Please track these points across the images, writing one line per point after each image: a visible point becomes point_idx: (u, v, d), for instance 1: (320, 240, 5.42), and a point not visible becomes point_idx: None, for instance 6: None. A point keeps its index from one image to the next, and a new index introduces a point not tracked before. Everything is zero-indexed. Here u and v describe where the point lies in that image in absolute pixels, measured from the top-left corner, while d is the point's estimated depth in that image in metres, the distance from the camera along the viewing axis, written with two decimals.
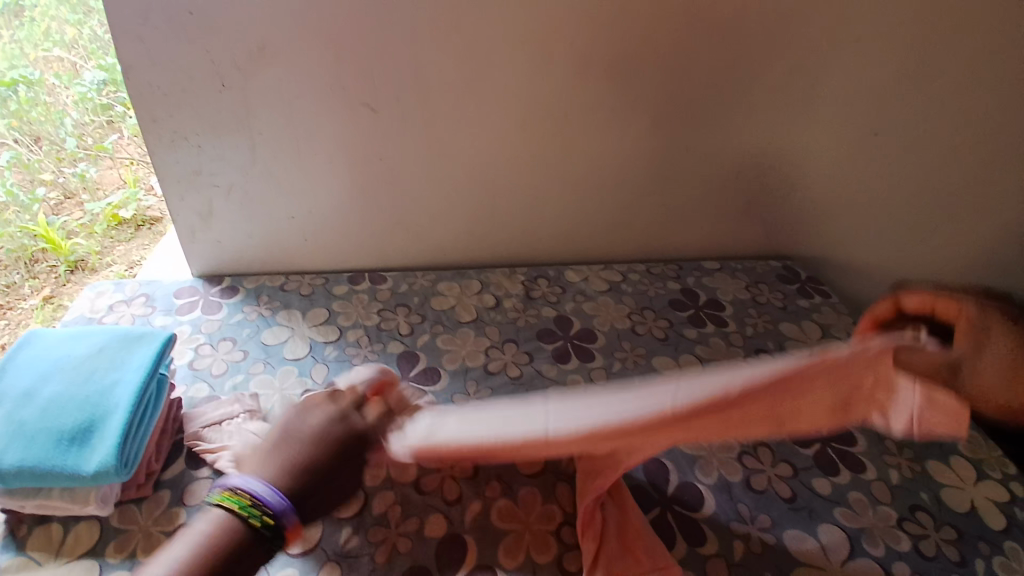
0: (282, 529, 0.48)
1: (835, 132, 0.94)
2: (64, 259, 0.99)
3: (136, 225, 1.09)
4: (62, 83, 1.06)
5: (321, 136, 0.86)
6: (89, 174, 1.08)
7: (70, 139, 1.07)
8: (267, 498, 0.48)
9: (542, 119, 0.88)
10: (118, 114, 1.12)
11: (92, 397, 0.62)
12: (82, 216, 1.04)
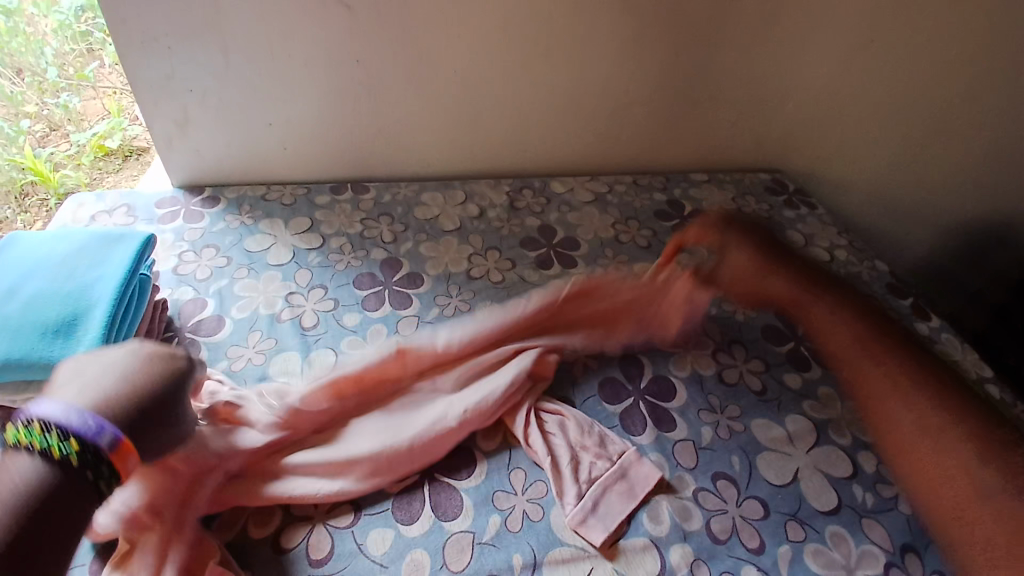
0: (97, 449, 0.44)
1: (830, 32, 0.90)
2: (54, 191, 0.98)
3: (123, 156, 1.06)
4: (40, 11, 0.98)
5: (296, 37, 0.83)
6: (73, 105, 1.03)
7: (52, 69, 1.00)
8: (74, 424, 0.44)
9: (525, 17, 0.85)
10: (98, 41, 1.04)
11: (75, 293, 0.64)
12: (68, 147, 1.02)
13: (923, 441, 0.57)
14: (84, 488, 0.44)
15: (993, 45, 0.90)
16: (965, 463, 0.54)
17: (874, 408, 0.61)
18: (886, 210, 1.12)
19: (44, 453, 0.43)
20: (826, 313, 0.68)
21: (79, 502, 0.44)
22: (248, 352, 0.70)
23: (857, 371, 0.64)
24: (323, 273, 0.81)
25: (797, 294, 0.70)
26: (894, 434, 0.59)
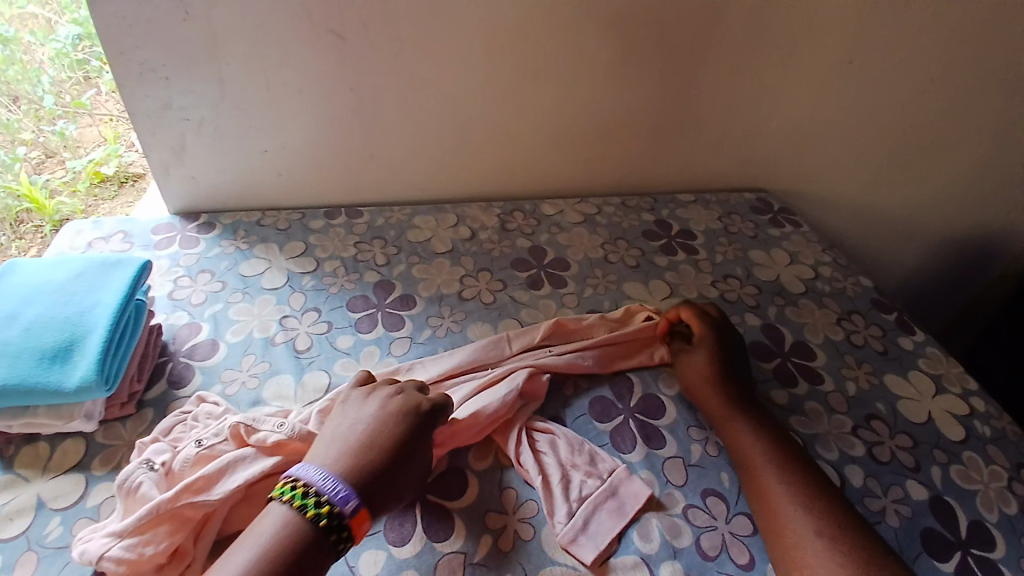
0: (344, 514, 0.50)
1: (808, 57, 0.93)
2: (49, 218, 1.00)
3: (119, 182, 1.10)
4: (37, 40, 0.98)
5: (291, 65, 0.85)
6: (69, 132, 1.04)
7: (48, 96, 1.01)
8: (333, 492, 0.51)
9: (512, 44, 0.87)
10: (94, 69, 1.04)
11: (72, 318, 0.66)
12: (64, 174, 1.03)
13: (802, 546, 0.56)
14: (328, 551, 0.49)
15: (963, 66, 0.93)
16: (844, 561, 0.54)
17: (765, 514, 0.59)
18: (871, 226, 1.14)
19: (303, 510, 0.50)
20: (741, 420, 0.67)
21: (324, 559, 0.49)
22: (241, 376, 0.70)
23: (753, 477, 0.62)
24: (317, 296, 0.82)
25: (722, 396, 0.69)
26: (782, 538, 0.57)
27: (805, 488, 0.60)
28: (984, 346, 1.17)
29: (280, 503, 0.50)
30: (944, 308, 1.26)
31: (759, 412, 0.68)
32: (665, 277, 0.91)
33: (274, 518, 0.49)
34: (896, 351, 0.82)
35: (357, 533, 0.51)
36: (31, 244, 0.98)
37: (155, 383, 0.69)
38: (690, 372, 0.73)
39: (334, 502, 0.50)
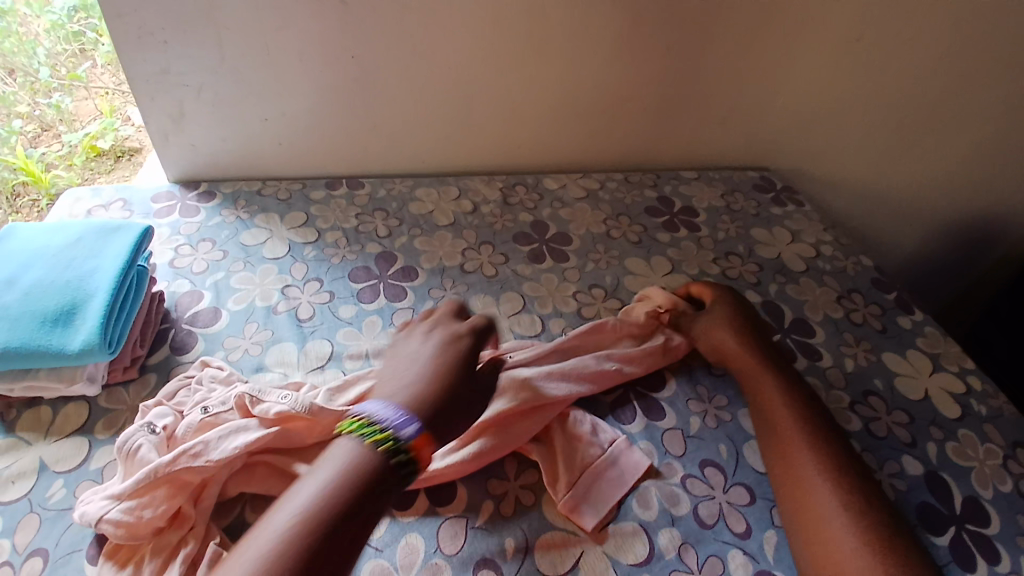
0: (405, 440, 0.51)
1: (816, 33, 0.91)
2: (46, 192, 0.99)
3: (116, 156, 1.08)
4: (33, 12, 0.96)
5: (291, 31, 0.84)
6: (65, 105, 1.02)
7: (44, 69, 0.99)
8: (396, 423, 0.52)
9: (516, 14, 0.86)
10: (90, 41, 1.03)
11: (73, 283, 0.65)
12: (59, 147, 1.02)
13: (822, 518, 0.55)
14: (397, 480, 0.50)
15: (970, 45, 0.92)
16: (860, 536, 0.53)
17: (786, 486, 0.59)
18: (873, 206, 1.14)
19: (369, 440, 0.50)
20: (775, 388, 0.66)
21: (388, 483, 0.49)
22: (244, 343, 0.70)
23: (781, 445, 0.62)
24: (319, 265, 0.82)
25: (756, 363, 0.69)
26: (804, 509, 0.57)
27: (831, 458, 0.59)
28: (987, 322, 1.17)
29: (347, 438, 0.51)
30: (943, 290, 1.26)
31: (795, 382, 0.67)
32: (667, 253, 0.91)
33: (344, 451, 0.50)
34: (895, 329, 0.83)
35: (420, 458, 0.51)
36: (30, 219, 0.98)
37: (157, 349, 0.69)
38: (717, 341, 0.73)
39: (396, 432, 0.51)
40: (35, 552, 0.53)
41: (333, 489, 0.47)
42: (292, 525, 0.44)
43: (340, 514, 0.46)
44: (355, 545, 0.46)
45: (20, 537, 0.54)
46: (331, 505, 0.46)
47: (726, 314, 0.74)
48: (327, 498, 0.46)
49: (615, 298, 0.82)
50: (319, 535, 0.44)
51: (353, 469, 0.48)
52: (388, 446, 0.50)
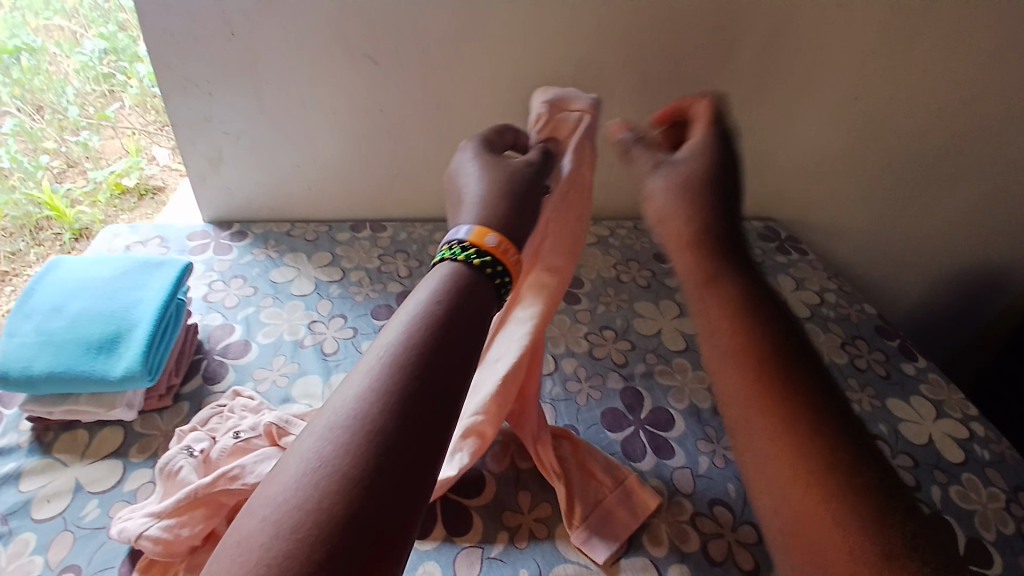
0: (468, 239, 0.46)
1: (817, 97, 0.97)
2: (69, 227, 1.05)
3: (138, 194, 1.18)
4: (63, 51, 1.04)
5: (325, 86, 0.91)
6: (92, 143, 1.09)
7: (73, 107, 1.06)
8: (450, 237, 0.47)
9: (534, 75, 0.92)
10: (118, 83, 1.12)
11: (117, 312, 0.70)
12: (85, 183, 1.09)
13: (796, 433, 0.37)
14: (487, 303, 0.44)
15: (966, 110, 0.98)
16: (830, 461, 0.35)
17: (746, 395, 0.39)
18: (876, 255, 1.18)
19: (444, 259, 0.45)
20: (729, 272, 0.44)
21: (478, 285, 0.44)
22: (272, 374, 0.74)
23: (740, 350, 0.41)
24: (343, 302, 0.86)
25: (694, 238, 0.46)
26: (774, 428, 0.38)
27: (774, 363, 0.40)
28: (1004, 365, 1.17)
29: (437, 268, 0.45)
30: (948, 339, 1.28)
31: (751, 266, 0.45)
32: (675, 297, 0.94)
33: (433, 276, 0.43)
34: (899, 376, 0.85)
35: (489, 246, 0.46)
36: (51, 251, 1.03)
37: (190, 378, 0.73)
38: (670, 209, 0.49)
39: (454, 242, 0.46)
40: (67, 569, 0.56)
41: (427, 312, 0.39)
42: (398, 338, 0.37)
43: (441, 338, 0.38)
44: (466, 372, 0.38)
45: (54, 553, 0.57)
46: (428, 328, 0.38)
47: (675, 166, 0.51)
48: (423, 321, 0.38)
49: (626, 339, 0.86)
50: (424, 355, 0.36)
51: (442, 299, 0.41)
52: (471, 259, 0.45)
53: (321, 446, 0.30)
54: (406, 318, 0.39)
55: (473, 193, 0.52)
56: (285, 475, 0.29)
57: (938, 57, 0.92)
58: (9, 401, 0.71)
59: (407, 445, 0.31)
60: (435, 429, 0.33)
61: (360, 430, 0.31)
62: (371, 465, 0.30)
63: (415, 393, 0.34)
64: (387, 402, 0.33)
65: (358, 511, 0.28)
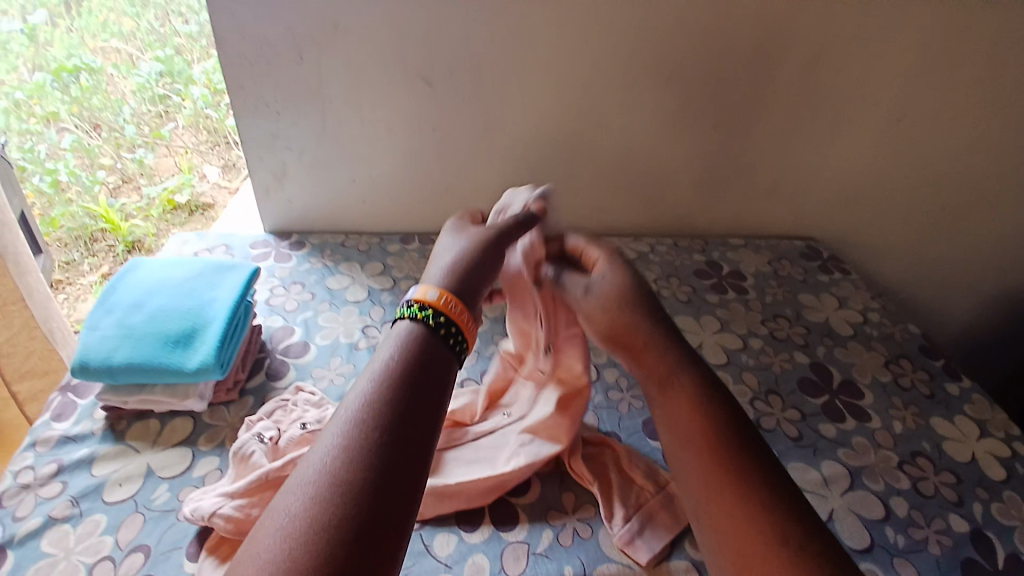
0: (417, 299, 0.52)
1: (862, 118, 0.98)
2: (123, 240, 1.40)
3: (189, 211, 1.45)
4: (121, 73, 1.43)
5: (381, 107, 0.97)
6: (146, 160, 1.47)
7: (128, 126, 1.45)
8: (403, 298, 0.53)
9: (580, 95, 0.96)
10: (172, 104, 1.47)
11: (193, 310, 0.75)
12: (140, 200, 1.44)
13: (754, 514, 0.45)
14: (448, 353, 0.49)
15: (1016, 130, 0.98)
16: (782, 540, 0.43)
17: (705, 490, 0.48)
18: (920, 277, 1.17)
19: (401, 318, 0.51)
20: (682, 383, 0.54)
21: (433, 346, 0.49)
22: (330, 374, 0.78)
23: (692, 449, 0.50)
24: (395, 309, 0.90)
25: (655, 350, 0.57)
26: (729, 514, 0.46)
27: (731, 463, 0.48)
28: None
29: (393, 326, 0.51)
30: (998, 365, 1.25)
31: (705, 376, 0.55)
32: (716, 313, 0.96)
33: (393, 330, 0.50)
34: (943, 395, 0.84)
35: (436, 302, 0.51)
36: (101, 260, 1.39)
37: (254, 375, 0.78)
38: (603, 319, 0.60)
39: (405, 302, 0.52)
40: (138, 548, 0.59)
41: (388, 368, 0.45)
42: (363, 394, 0.43)
43: (400, 392, 0.44)
44: (430, 424, 0.44)
45: (123, 534, 0.60)
46: (388, 383, 0.44)
47: (606, 286, 0.61)
48: (383, 377, 0.45)
49: None
50: (389, 411, 0.42)
51: (403, 353, 0.47)
52: (416, 314, 0.50)
53: (294, 503, 0.37)
54: (370, 374, 0.45)
55: (439, 258, 0.59)
56: (267, 528, 0.36)
57: (987, 78, 0.93)
58: (84, 392, 0.77)
59: (372, 494, 0.38)
60: (399, 475, 0.40)
61: (327, 485, 0.38)
62: (339, 514, 0.37)
63: (375, 446, 0.40)
64: (350, 457, 0.39)
65: (326, 558, 0.35)
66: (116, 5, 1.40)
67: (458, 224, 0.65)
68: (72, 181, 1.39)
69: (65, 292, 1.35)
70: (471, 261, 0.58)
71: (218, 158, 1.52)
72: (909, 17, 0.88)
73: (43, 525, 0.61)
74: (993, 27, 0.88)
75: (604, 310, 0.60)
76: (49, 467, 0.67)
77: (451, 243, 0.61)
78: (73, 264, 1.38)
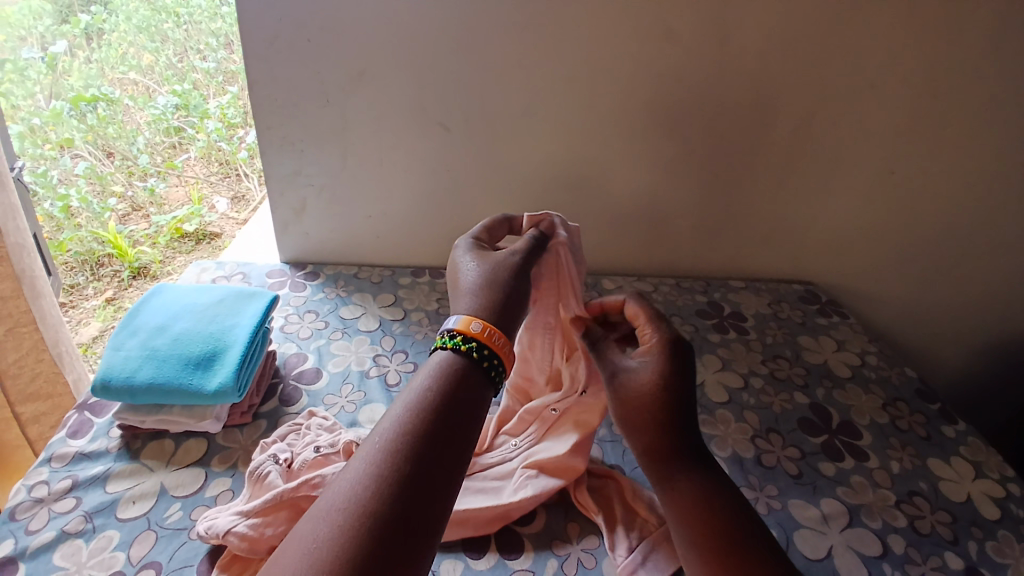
0: (460, 329, 0.54)
1: (858, 170, 1.03)
2: (129, 264, 1.41)
3: (197, 239, 1.49)
4: (137, 105, 1.52)
5: (399, 148, 1.02)
6: (158, 190, 1.53)
7: (142, 156, 1.52)
8: (444, 327, 0.55)
9: (588, 142, 1.01)
10: (186, 135, 1.59)
11: (215, 334, 0.78)
12: (150, 227, 1.47)
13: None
14: (482, 385, 0.52)
15: (1006, 185, 1.02)
16: None
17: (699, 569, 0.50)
18: (916, 323, 1.20)
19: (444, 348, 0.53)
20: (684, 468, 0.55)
21: (466, 372, 0.51)
22: (341, 401, 0.80)
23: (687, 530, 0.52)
24: (405, 339, 0.93)
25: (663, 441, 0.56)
26: None
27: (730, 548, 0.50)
28: None
29: (440, 353, 0.53)
30: (996, 413, 1.27)
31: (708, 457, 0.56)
32: (718, 352, 0.99)
33: (429, 363, 0.52)
34: (939, 437, 0.86)
35: (478, 334, 0.53)
36: (106, 285, 1.39)
37: (268, 399, 0.80)
38: (623, 405, 0.58)
39: (448, 332, 0.54)
40: (149, 565, 0.60)
41: (423, 398, 0.48)
42: (393, 428, 0.46)
43: (433, 423, 0.46)
44: (457, 455, 0.46)
45: (136, 549, 0.61)
46: (422, 412, 0.47)
47: (633, 383, 0.57)
48: (418, 407, 0.47)
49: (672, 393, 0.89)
50: (418, 444, 0.45)
51: (437, 382, 0.50)
52: (459, 346, 0.52)
53: (321, 529, 0.40)
54: (404, 404, 0.48)
55: (470, 281, 0.60)
56: (292, 552, 0.39)
57: (974, 138, 0.98)
58: (100, 410, 0.79)
59: (394, 525, 0.40)
60: (417, 507, 0.42)
61: (354, 515, 0.40)
62: (358, 542, 0.39)
63: (402, 477, 0.42)
64: (378, 486, 0.42)
65: None
66: (135, 40, 1.53)
67: (472, 245, 0.66)
68: (82, 208, 1.39)
69: (69, 315, 1.33)
70: (503, 285, 0.59)
71: (228, 190, 1.61)
72: (902, 78, 0.94)
73: (57, 538, 0.62)
74: (979, 91, 0.94)
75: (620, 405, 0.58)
76: (64, 482, 0.68)
77: (475, 265, 0.62)
78: (77, 288, 1.37)
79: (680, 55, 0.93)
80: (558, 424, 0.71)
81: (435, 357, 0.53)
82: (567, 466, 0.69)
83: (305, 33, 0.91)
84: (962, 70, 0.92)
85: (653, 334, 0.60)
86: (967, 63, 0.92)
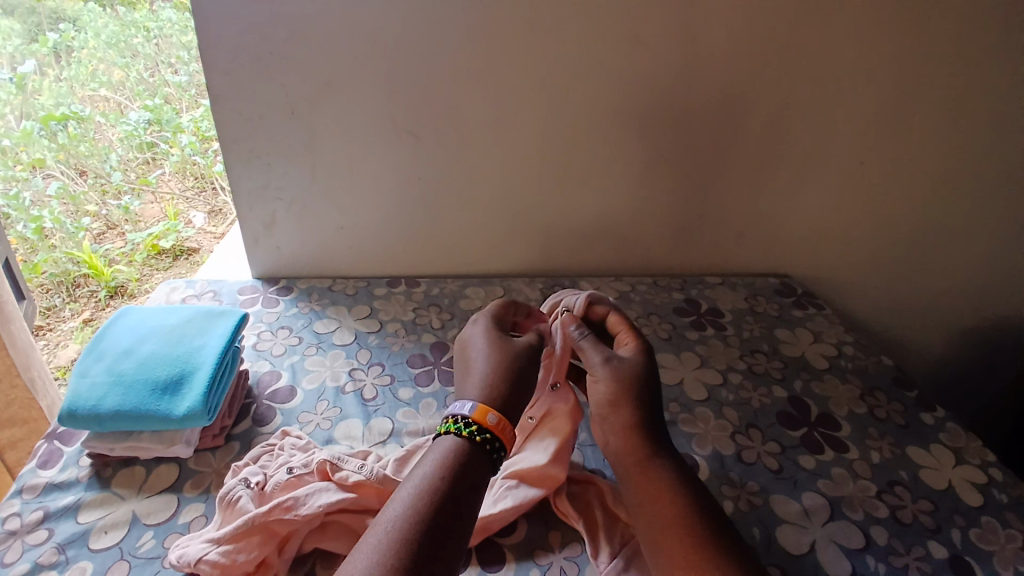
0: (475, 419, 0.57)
1: (827, 163, 1.04)
2: (106, 284, 1.37)
3: (174, 255, 1.47)
4: (109, 122, 1.49)
5: (369, 159, 1.00)
6: (132, 207, 1.49)
7: (115, 173, 1.49)
8: (457, 411, 0.58)
9: (559, 146, 1.01)
10: (160, 150, 1.55)
11: (183, 356, 0.77)
12: (126, 245, 1.45)
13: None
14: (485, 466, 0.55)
15: (971, 173, 1.04)
16: None
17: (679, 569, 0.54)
18: (892, 312, 1.21)
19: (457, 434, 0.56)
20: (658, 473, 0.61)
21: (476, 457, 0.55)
22: (316, 418, 0.79)
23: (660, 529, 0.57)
24: (381, 351, 0.92)
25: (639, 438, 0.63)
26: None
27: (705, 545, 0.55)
28: None
29: (449, 436, 0.56)
30: (974, 397, 1.28)
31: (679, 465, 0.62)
32: (695, 349, 0.99)
33: (441, 448, 0.55)
34: (918, 425, 0.87)
35: (491, 426, 0.57)
36: (83, 305, 1.35)
37: (241, 420, 0.79)
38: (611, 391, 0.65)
39: (461, 418, 0.57)
40: None
41: (430, 483, 0.51)
42: (404, 511, 0.49)
43: (441, 507, 0.50)
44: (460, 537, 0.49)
45: None
46: (430, 497, 0.50)
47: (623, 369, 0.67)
48: (426, 491, 0.50)
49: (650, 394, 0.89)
50: (427, 527, 0.48)
51: (442, 466, 0.53)
52: (473, 435, 0.56)
53: None
54: (412, 489, 0.51)
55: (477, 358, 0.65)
56: None
57: (938, 127, 1.00)
58: (70, 439, 0.77)
59: None
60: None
61: None
62: None
63: (413, 559, 0.45)
64: (393, 566, 0.44)
65: None
66: (105, 56, 1.47)
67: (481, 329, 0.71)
68: (56, 228, 1.37)
69: (44, 340, 1.30)
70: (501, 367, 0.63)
71: (204, 204, 1.59)
72: (865, 71, 0.95)
73: (30, 571, 0.60)
74: (941, 82, 0.96)
75: (616, 380, 0.66)
76: (35, 514, 0.66)
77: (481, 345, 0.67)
78: (54, 310, 1.33)
79: (646, 57, 0.93)
80: (536, 433, 0.72)
81: (447, 443, 0.55)
82: (545, 475, 0.68)
83: (268, 47, 0.90)
84: (921, 62, 0.94)
85: (631, 340, 0.72)
86: (926, 55, 0.93)
